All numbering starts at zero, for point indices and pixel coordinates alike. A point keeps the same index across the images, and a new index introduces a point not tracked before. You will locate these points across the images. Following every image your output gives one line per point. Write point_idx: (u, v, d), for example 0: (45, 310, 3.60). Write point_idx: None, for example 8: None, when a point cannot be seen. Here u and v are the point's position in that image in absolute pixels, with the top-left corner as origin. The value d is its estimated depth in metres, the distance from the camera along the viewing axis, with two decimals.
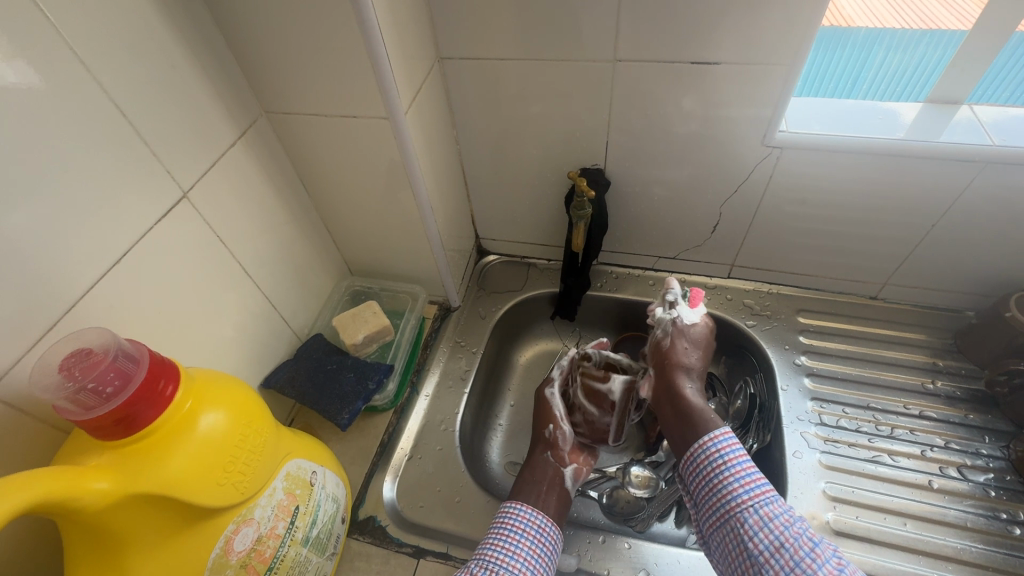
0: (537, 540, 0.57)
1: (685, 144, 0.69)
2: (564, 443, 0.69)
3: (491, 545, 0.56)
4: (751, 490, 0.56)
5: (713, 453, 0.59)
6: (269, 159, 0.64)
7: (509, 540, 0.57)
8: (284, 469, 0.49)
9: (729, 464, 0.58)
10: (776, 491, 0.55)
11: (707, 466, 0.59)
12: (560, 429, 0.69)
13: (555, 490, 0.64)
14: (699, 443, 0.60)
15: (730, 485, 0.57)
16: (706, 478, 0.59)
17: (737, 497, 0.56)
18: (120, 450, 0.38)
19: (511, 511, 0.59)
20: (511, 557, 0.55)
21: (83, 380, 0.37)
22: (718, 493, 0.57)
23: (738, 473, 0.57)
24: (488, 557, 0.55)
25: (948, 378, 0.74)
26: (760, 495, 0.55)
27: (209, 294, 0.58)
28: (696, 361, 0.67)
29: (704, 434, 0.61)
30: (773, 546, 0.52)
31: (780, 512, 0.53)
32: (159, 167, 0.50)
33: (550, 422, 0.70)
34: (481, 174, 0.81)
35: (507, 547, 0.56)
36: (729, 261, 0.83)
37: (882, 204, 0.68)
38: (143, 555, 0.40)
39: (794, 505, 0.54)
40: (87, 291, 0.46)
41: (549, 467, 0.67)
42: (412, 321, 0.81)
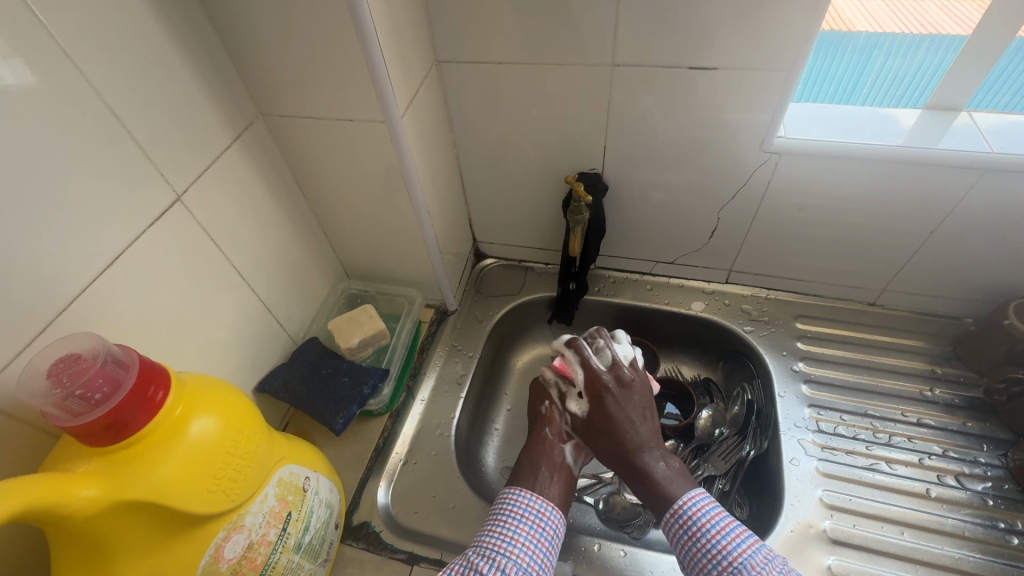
0: (536, 525, 0.56)
1: (683, 149, 0.68)
2: (560, 419, 0.67)
3: (490, 533, 0.55)
4: (723, 562, 0.52)
5: (682, 522, 0.55)
6: (265, 162, 0.64)
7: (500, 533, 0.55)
8: (277, 474, 0.49)
9: (700, 531, 0.54)
10: (748, 553, 0.51)
11: (678, 535, 0.55)
12: (555, 406, 0.68)
13: (555, 470, 0.62)
14: (666, 517, 0.56)
15: (704, 556, 0.53)
16: (680, 550, 0.55)
17: (712, 568, 0.52)
18: (109, 456, 0.38)
19: (511, 497, 0.59)
20: (511, 543, 0.53)
21: (72, 386, 0.37)
22: (695, 563, 0.53)
23: (711, 538, 0.53)
24: (486, 544, 0.53)
25: (946, 386, 0.73)
26: (732, 563, 0.51)
27: (204, 298, 0.58)
28: (634, 432, 0.61)
29: (667, 509, 0.57)
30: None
31: None
32: (153, 169, 0.50)
33: (544, 400, 0.69)
34: (479, 178, 0.81)
35: (506, 535, 0.54)
36: (727, 266, 0.83)
37: (881, 210, 0.68)
38: (132, 562, 0.39)
39: (770, 566, 0.50)
40: (80, 295, 0.45)
41: (547, 445, 0.65)
42: (409, 325, 0.80)
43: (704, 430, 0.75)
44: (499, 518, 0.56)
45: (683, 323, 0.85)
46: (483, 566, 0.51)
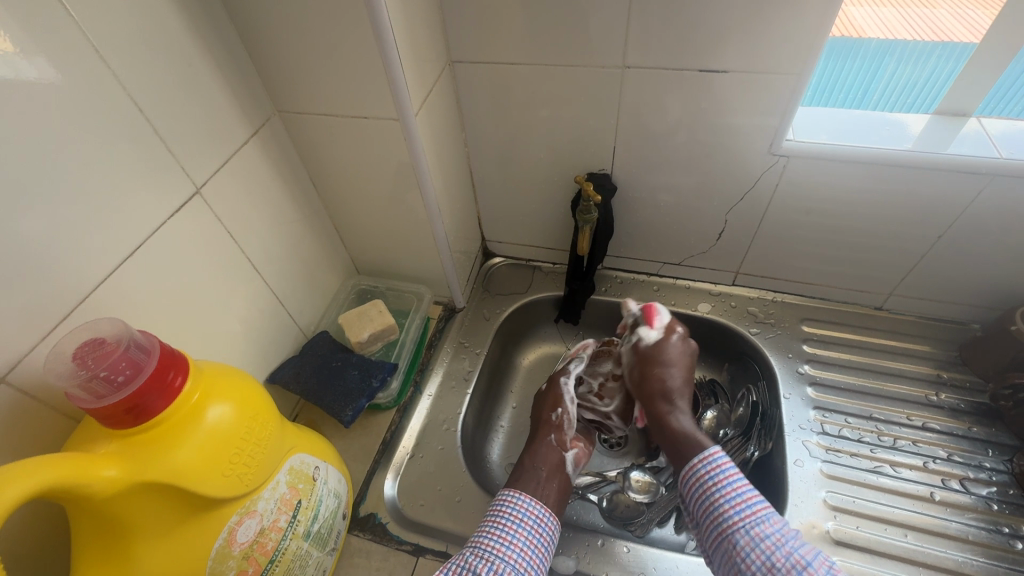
0: (535, 530, 0.56)
1: (692, 151, 0.69)
2: (567, 428, 0.68)
3: (487, 534, 0.55)
4: (745, 509, 0.53)
5: (711, 468, 0.57)
6: (280, 158, 0.65)
7: (505, 529, 0.55)
8: (288, 463, 0.50)
9: (727, 481, 0.55)
10: (771, 508, 0.53)
11: (701, 483, 0.56)
12: (566, 412, 0.69)
13: (555, 475, 0.63)
14: (695, 460, 0.58)
15: (726, 503, 0.54)
16: (701, 495, 0.56)
17: (733, 514, 0.53)
18: (130, 439, 0.39)
19: (510, 500, 0.58)
20: (509, 546, 0.54)
21: (96, 369, 0.38)
22: (712, 511, 0.54)
23: (736, 489, 0.55)
24: (484, 545, 0.54)
25: (952, 391, 0.73)
26: (755, 513, 0.52)
27: (218, 290, 0.59)
28: (679, 376, 0.66)
29: (692, 455, 0.59)
30: (766, 567, 0.49)
31: (772, 533, 0.51)
32: (174, 163, 0.51)
33: (557, 407, 0.70)
34: (489, 177, 0.82)
35: (505, 538, 0.55)
36: (734, 269, 0.83)
37: (889, 214, 0.68)
38: (148, 543, 0.40)
39: (790, 524, 0.52)
40: (99, 285, 0.47)
41: (551, 451, 0.66)
42: (417, 321, 0.82)
43: (709, 430, 0.75)
44: (499, 519, 0.57)
45: (688, 324, 0.86)
46: (481, 568, 0.51)
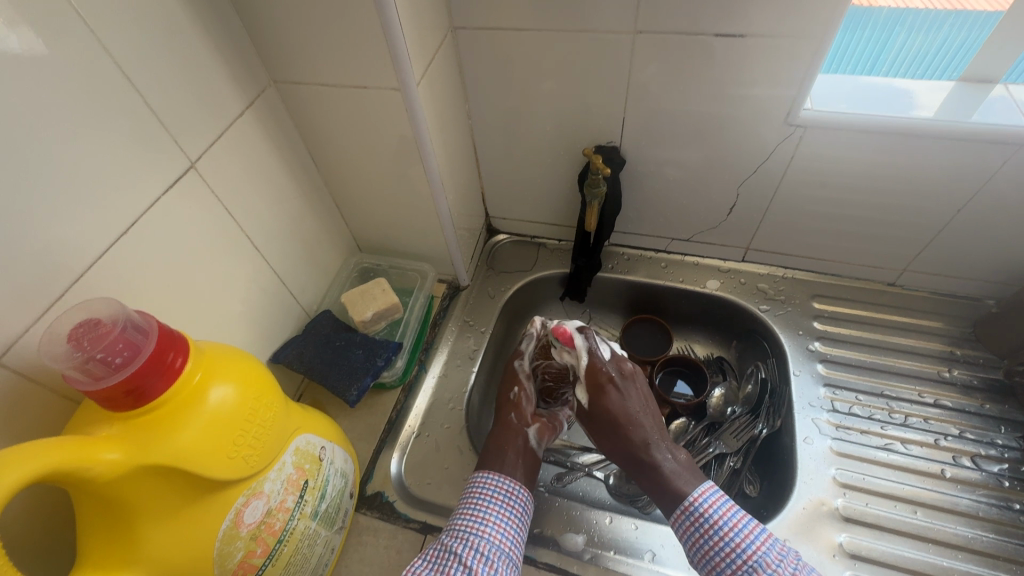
0: (507, 504, 0.57)
1: (705, 123, 0.66)
2: (526, 404, 0.67)
3: (463, 515, 0.56)
4: (736, 560, 0.51)
5: (695, 518, 0.54)
6: (276, 131, 0.63)
7: (478, 508, 0.56)
8: (293, 443, 0.49)
9: (713, 528, 0.53)
10: (763, 550, 0.50)
11: (689, 535, 0.54)
12: (523, 390, 0.68)
13: (518, 454, 0.62)
14: (677, 514, 0.55)
15: (717, 554, 0.52)
16: (690, 548, 0.54)
17: (726, 566, 0.51)
18: (130, 422, 0.38)
19: (481, 480, 0.59)
20: (484, 523, 0.54)
21: (93, 351, 0.37)
22: (706, 561, 0.53)
23: (724, 535, 0.52)
24: (459, 526, 0.55)
25: (965, 367, 0.72)
26: (746, 561, 0.50)
27: (216, 268, 0.58)
28: (641, 417, 0.61)
29: (679, 501, 0.55)
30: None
31: None
32: (167, 136, 0.49)
33: (515, 386, 0.69)
34: (493, 151, 0.79)
35: (478, 515, 0.55)
36: (744, 244, 0.81)
37: (907, 187, 0.66)
38: (154, 526, 0.39)
39: (785, 566, 0.49)
40: (91, 264, 0.45)
41: (511, 432, 0.64)
42: (421, 300, 0.80)
43: (717, 408, 0.76)
44: (471, 500, 0.57)
45: (697, 302, 0.84)
46: (458, 547, 0.52)
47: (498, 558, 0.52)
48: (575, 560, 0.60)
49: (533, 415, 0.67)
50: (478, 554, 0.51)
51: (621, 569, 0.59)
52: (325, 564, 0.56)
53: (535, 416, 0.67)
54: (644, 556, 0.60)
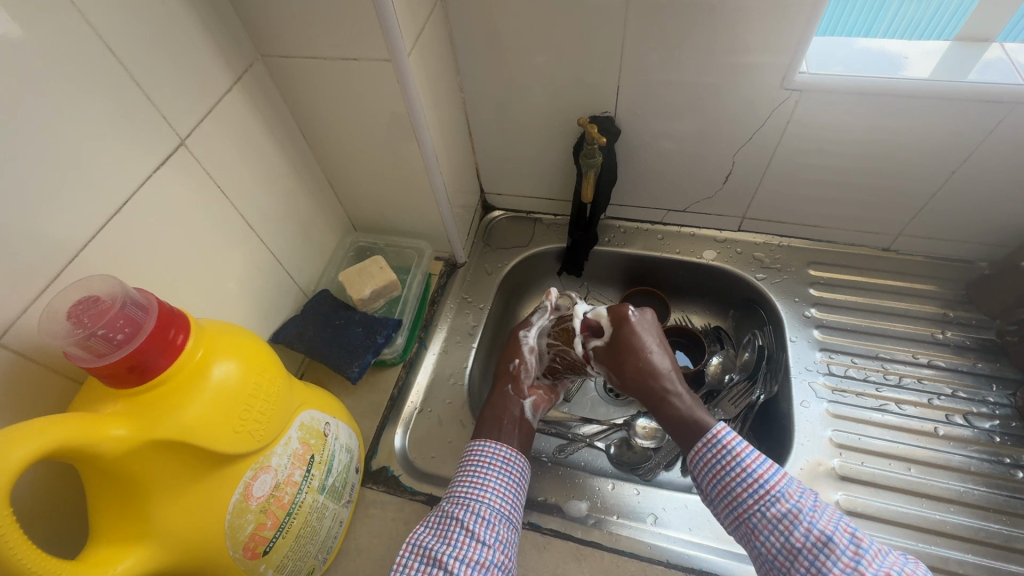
0: (504, 471, 0.58)
1: (701, 90, 0.66)
2: (526, 376, 0.69)
3: (462, 482, 0.57)
4: (760, 490, 0.51)
5: (717, 450, 0.54)
6: (266, 107, 0.62)
7: (476, 475, 0.57)
8: (298, 419, 0.50)
9: (734, 461, 0.52)
10: (785, 483, 0.50)
11: (710, 466, 0.54)
12: (524, 363, 0.70)
13: (514, 425, 0.64)
14: (698, 446, 0.55)
15: (739, 485, 0.52)
16: (709, 480, 0.54)
17: (747, 497, 0.51)
18: (135, 399, 0.38)
19: (479, 448, 0.60)
20: (482, 489, 0.56)
21: (93, 327, 0.37)
22: (726, 494, 0.52)
23: (747, 467, 0.52)
24: (459, 493, 0.56)
25: (958, 328, 0.73)
26: (769, 492, 0.50)
27: (211, 248, 0.57)
28: (661, 357, 0.63)
29: (699, 436, 0.56)
30: (787, 548, 0.48)
31: (789, 510, 0.49)
32: (153, 113, 0.48)
33: (515, 358, 0.71)
34: (486, 125, 0.78)
35: (477, 481, 0.56)
36: (740, 214, 0.81)
37: (902, 150, 0.66)
38: (164, 502, 0.40)
39: (807, 497, 0.49)
40: (85, 244, 0.44)
41: (507, 403, 0.66)
42: (419, 277, 0.79)
43: (715, 375, 0.77)
44: (468, 468, 0.58)
45: (694, 272, 0.85)
46: (459, 513, 0.53)
47: (500, 521, 0.53)
48: (578, 525, 0.61)
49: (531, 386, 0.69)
50: (480, 518, 0.53)
51: (623, 532, 0.60)
52: (334, 537, 0.57)
53: (532, 387, 0.69)
54: (646, 520, 0.61)
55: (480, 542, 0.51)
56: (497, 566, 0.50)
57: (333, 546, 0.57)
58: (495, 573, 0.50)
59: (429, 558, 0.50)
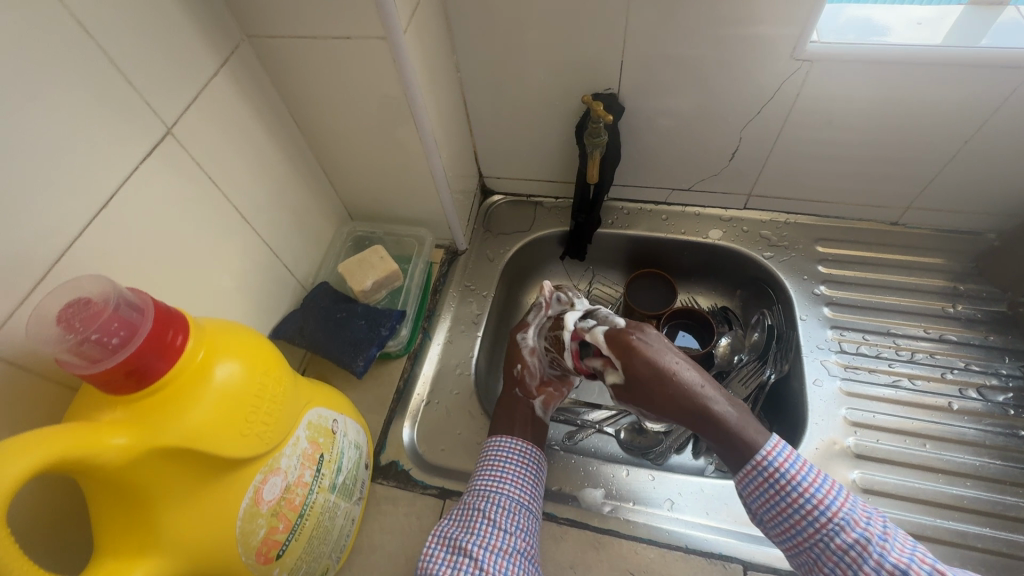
0: (522, 464, 0.58)
1: (708, 63, 0.63)
2: (530, 379, 0.68)
3: (481, 476, 0.57)
4: (820, 518, 0.49)
5: (768, 475, 0.51)
6: (254, 92, 0.58)
7: (494, 468, 0.57)
8: (305, 418, 0.48)
9: (790, 486, 0.50)
10: (849, 508, 0.48)
11: (762, 492, 0.52)
12: (527, 366, 0.69)
13: (526, 421, 0.63)
14: (746, 470, 0.52)
15: (797, 513, 0.50)
16: (763, 504, 0.52)
17: (807, 526, 0.49)
18: (134, 406, 0.36)
19: (497, 444, 0.60)
20: (501, 481, 0.56)
21: (86, 331, 0.34)
22: (783, 521, 0.51)
23: (803, 491, 0.50)
24: (480, 486, 0.56)
25: (968, 302, 0.73)
26: (832, 520, 0.48)
27: (204, 242, 0.54)
28: (685, 373, 0.56)
29: (749, 458, 0.52)
30: None
31: (856, 541, 0.47)
32: (136, 100, 0.45)
33: (518, 361, 0.69)
34: (484, 106, 0.76)
35: (496, 475, 0.57)
36: (746, 191, 0.79)
37: (913, 120, 0.64)
38: (172, 512, 0.38)
39: (875, 525, 0.47)
40: (71, 243, 0.42)
41: (517, 406, 0.65)
42: (421, 266, 0.77)
43: (725, 357, 0.76)
44: (486, 462, 0.59)
45: (699, 253, 0.83)
46: (480, 505, 0.54)
47: (519, 511, 0.54)
48: (594, 513, 0.60)
49: (539, 385, 0.68)
50: (500, 508, 0.53)
51: (640, 520, 0.59)
52: (346, 535, 0.55)
53: (541, 386, 0.68)
54: (663, 505, 0.60)
55: (503, 530, 0.52)
56: (520, 553, 0.51)
57: (346, 545, 0.56)
58: (518, 560, 0.51)
59: (455, 548, 0.50)
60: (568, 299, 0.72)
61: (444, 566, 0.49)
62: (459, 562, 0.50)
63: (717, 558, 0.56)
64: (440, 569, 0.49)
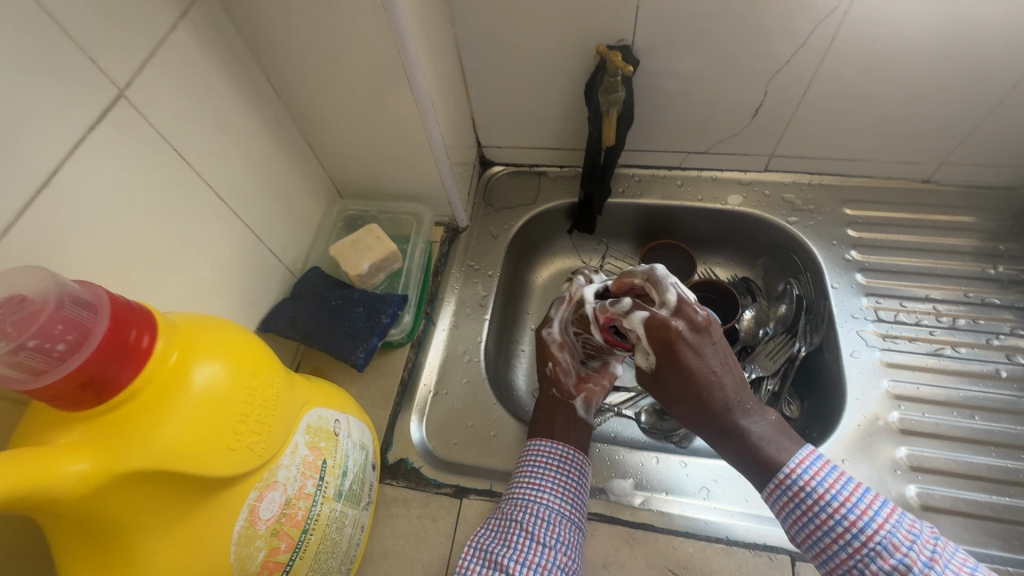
0: (562, 469, 0.54)
1: (736, 6, 0.56)
2: (566, 377, 0.62)
3: (520, 482, 0.54)
4: (853, 542, 0.45)
5: (794, 494, 0.48)
6: (221, 51, 0.50)
7: (533, 475, 0.54)
8: (303, 421, 0.42)
9: (818, 507, 0.47)
10: (887, 531, 0.45)
11: (786, 514, 0.48)
12: (559, 364, 0.63)
13: (568, 423, 0.59)
14: (771, 489, 0.49)
15: (827, 536, 0.46)
16: (790, 525, 0.48)
17: (839, 551, 0.46)
18: (95, 422, 0.30)
19: (534, 448, 0.56)
20: (540, 489, 0.52)
21: (23, 337, 0.28)
22: (813, 543, 0.47)
23: (833, 513, 0.46)
24: (517, 494, 0.53)
25: (1009, 263, 0.68)
26: (867, 544, 0.45)
27: (175, 226, 0.48)
28: (721, 387, 0.50)
29: (771, 475, 0.49)
30: None
31: (894, 566, 0.43)
32: (72, 57, 0.37)
33: (549, 360, 0.63)
34: (482, 65, 0.68)
35: (534, 482, 0.53)
36: (768, 152, 0.73)
37: (958, 63, 0.58)
38: (152, 541, 0.32)
39: (917, 549, 0.44)
40: (8, 230, 0.35)
41: (558, 408, 0.60)
42: (421, 246, 0.70)
43: (749, 331, 0.71)
44: (523, 467, 0.55)
45: (718, 221, 0.77)
46: (518, 516, 0.51)
47: (560, 522, 0.51)
48: (625, 506, 0.56)
49: (577, 383, 0.62)
50: (539, 520, 0.50)
51: (674, 510, 0.55)
52: (356, 544, 0.50)
53: (579, 383, 0.62)
54: (699, 492, 0.56)
55: (541, 545, 0.49)
56: (560, 569, 0.48)
57: (356, 554, 0.51)
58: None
59: (491, 562, 0.48)
60: (586, 281, 0.66)
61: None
62: None
63: (762, 549, 0.52)
64: None
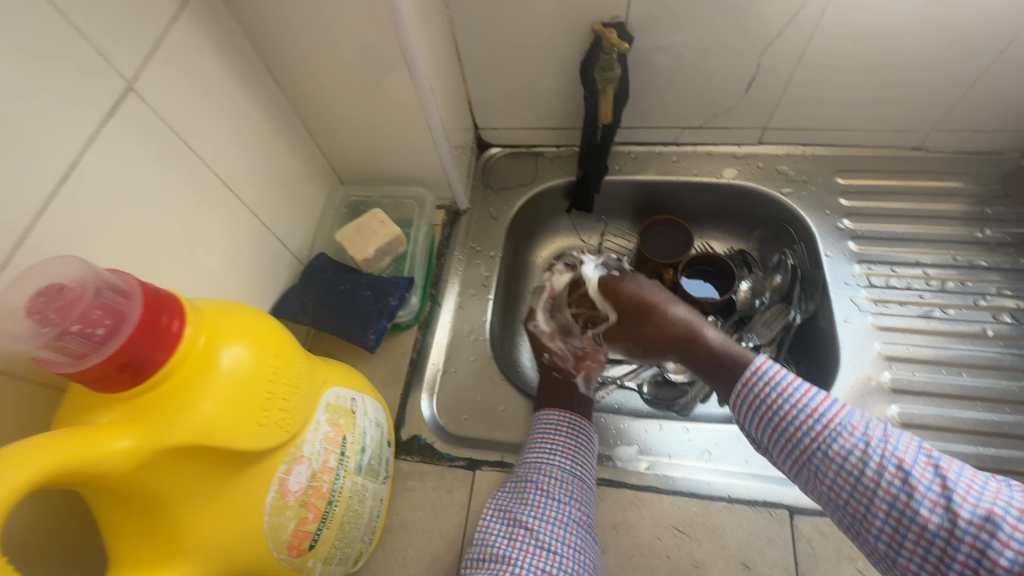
0: (570, 434, 0.57)
1: None
2: (564, 361, 0.64)
3: (531, 448, 0.56)
4: (822, 420, 0.43)
5: (760, 389, 0.46)
6: (220, 42, 0.51)
7: (542, 441, 0.56)
8: (324, 399, 0.44)
9: (781, 397, 0.45)
10: (845, 414, 0.43)
11: (752, 412, 0.47)
12: (554, 351, 0.65)
13: (572, 399, 0.61)
14: (747, 377, 0.47)
15: (791, 424, 0.44)
16: (758, 422, 0.46)
17: (805, 435, 0.44)
18: (133, 403, 0.32)
19: (544, 418, 0.58)
20: (551, 453, 0.55)
21: (65, 323, 0.29)
22: (779, 434, 0.45)
23: (795, 403, 0.45)
24: (530, 458, 0.55)
25: (996, 226, 0.70)
26: (828, 427, 0.43)
27: (186, 218, 0.49)
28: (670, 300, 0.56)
29: (737, 375, 0.48)
30: (858, 492, 0.41)
31: (855, 445, 0.41)
32: (78, 54, 0.38)
33: (543, 349, 0.66)
34: (477, 47, 0.68)
35: (544, 447, 0.55)
36: (761, 125, 0.74)
37: (945, 32, 0.59)
38: (190, 513, 0.34)
39: (874, 428, 0.42)
40: (33, 225, 0.36)
41: (562, 389, 0.62)
42: (424, 230, 0.72)
43: (746, 302, 0.72)
44: (534, 435, 0.57)
45: (714, 195, 0.78)
46: (533, 477, 0.53)
47: (574, 481, 0.53)
48: (631, 471, 0.58)
49: (577, 363, 0.64)
50: (554, 479, 0.53)
51: (678, 473, 0.57)
52: (376, 517, 0.53)
53: (577, 362, 0.64)
54: (701, 456, 0.58)
55: (558, 501, 0.51)
56: (576, 522, 0.51)
57: (377, 525, 0.53)
58: (576, 529, 0.50)
59: (510, 519, 0.51)
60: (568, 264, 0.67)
61: (501, 537, 0.50)
62: (515, 533, 0.50)
63: (763, 505, 0.55)
64: (497, 540, 0.49)
